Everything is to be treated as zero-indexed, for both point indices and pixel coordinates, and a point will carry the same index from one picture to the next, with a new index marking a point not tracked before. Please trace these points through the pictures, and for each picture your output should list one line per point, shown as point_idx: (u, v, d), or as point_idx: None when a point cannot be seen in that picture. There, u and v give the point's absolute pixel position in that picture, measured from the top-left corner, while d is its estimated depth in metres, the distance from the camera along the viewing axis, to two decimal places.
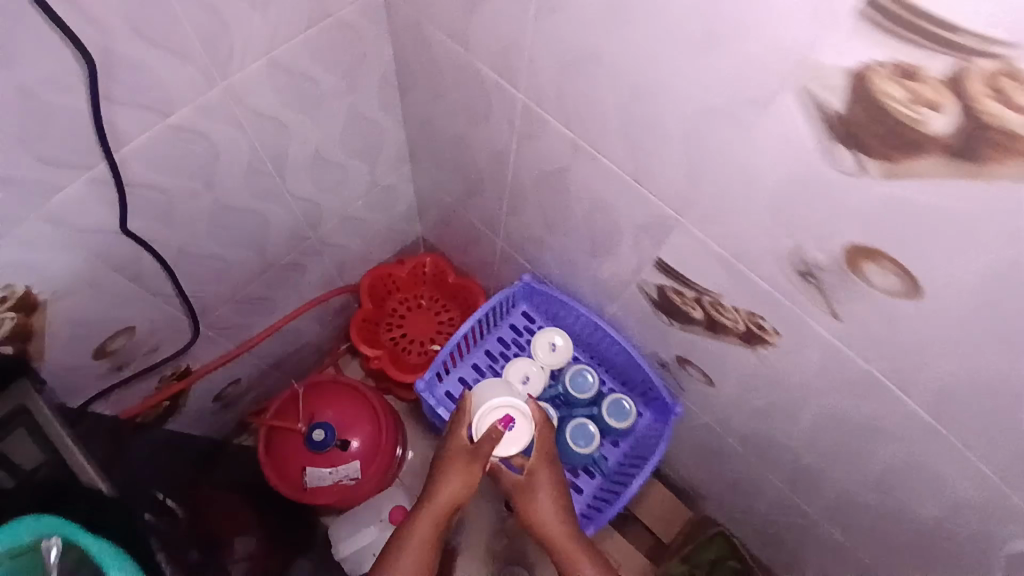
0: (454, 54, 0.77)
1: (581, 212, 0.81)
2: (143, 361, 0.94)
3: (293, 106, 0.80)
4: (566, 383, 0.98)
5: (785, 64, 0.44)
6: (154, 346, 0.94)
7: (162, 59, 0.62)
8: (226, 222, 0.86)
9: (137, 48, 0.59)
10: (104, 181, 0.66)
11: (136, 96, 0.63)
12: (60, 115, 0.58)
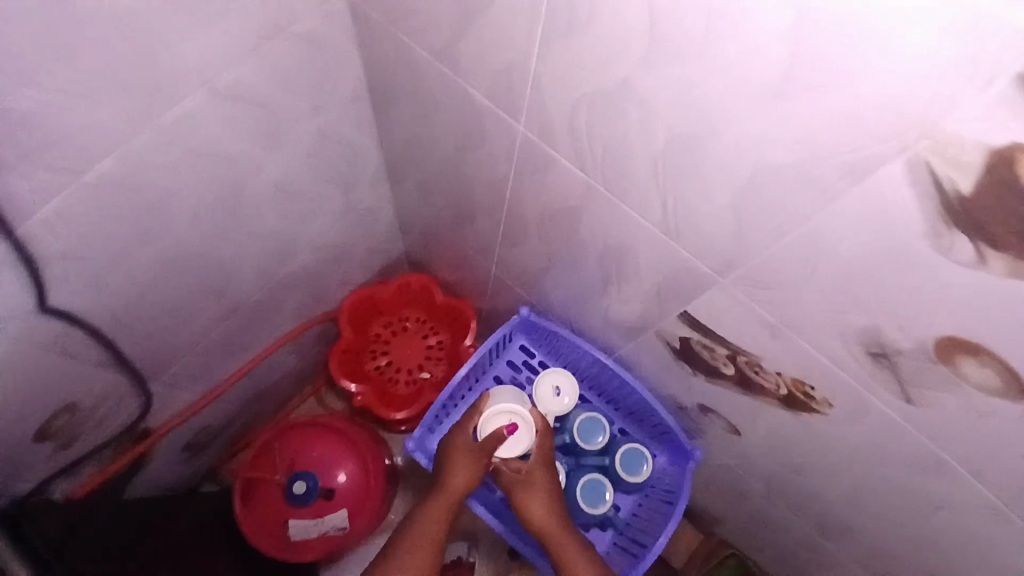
0: (439, 74, 0.64)
1: (592, 254, 0.70)
2: (92, 436, 0.85)
3: (248, 139, 0.67)
4: (573, 433, 0.89)
5: (894, 125, 0.34)
6: (104, 413, 0.84)
7: (68, 108, 0.49)
8: (175, 274, 0.74)
9: (32, 99, 0.47)
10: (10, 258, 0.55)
11: (35, 154, 0.50)
12: None
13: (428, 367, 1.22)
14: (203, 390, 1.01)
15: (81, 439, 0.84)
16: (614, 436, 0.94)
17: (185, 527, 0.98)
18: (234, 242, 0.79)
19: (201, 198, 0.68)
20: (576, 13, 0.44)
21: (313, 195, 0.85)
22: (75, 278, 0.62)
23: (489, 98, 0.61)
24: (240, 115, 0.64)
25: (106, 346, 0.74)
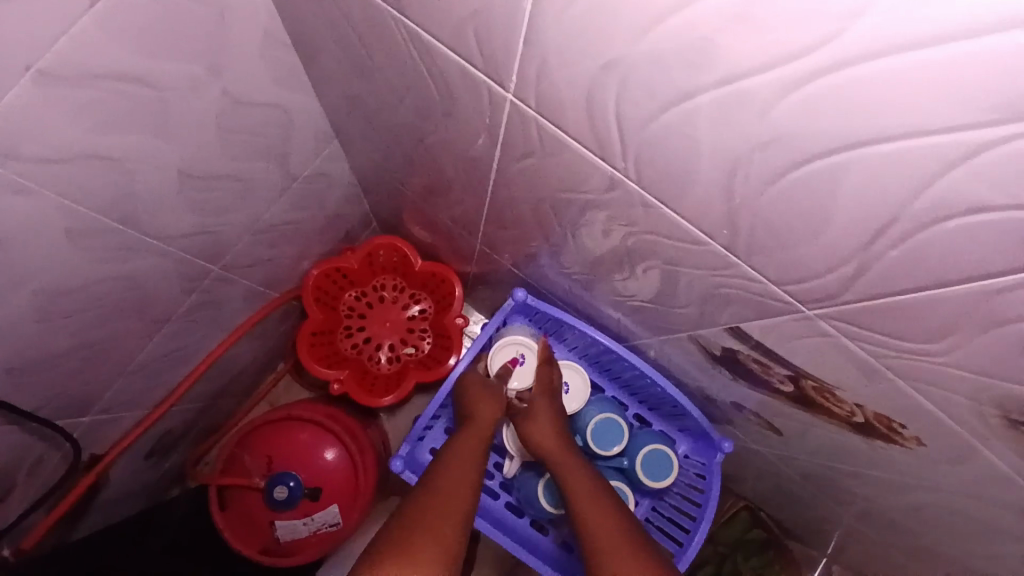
0: (377, 18, 0.45)
1: (612, 250, 0.54)
2: (29, 484, 0.72)
3: (117, 127, 0.49)
4: (587, 437, 0.77)
5: None
6: (37, 460, 0.71)
7: None
8: (69, 308, 0.59)
9: None
10: None
11: None
12: None
13: (412, 341, 1.07)
14: (156, 400, 0.87)
15: (20, 491, 0.71)
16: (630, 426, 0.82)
17: (164, 546, 0.87)
18: (140, 250, 0.62)
19: (68, 212, 0.51)
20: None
21: (237, 176, 0.66)
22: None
23: (456, 54, 0.41)
24: (91, 99, 0.45)
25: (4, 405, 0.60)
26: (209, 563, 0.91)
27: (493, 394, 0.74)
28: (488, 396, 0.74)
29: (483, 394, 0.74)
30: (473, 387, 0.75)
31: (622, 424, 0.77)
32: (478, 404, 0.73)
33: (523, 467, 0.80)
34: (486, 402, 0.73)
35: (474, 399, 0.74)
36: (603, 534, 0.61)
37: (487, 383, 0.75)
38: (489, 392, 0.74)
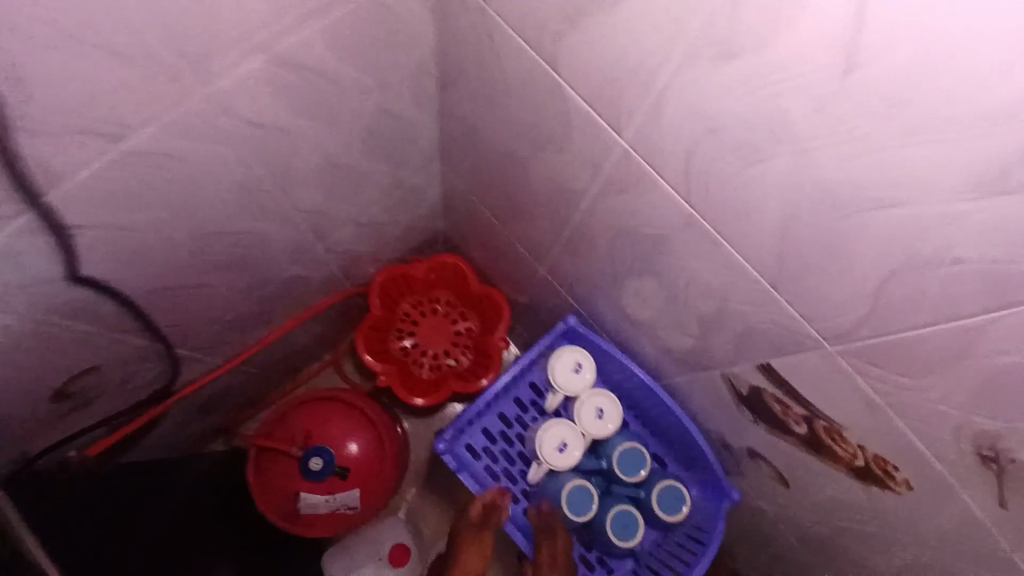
0: (526, 70, 0.59)
1: (670, 284, 0.64)
2: (114, 396, 0.82)
3: (303, 108, 0.62)
4: (613, 460, 0.83)
5: None
6: (127, 377, 0.81)
7: (109, 69, 0.45)
8: (210, 249, 0.70)
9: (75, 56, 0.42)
10: (38, 228, 0.52)
11: (66, 115, 0.45)
12: None
13: (455, 354, 1.16)
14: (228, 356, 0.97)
15: (103, 401, 0.81)
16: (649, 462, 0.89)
17: (200, 484, 0.95)
18: (275, 215, 0.74)
19: (246, 169, 0.64)
20: (732, 36, 0.38)
21: (362, 170, 0.79)
22: (103, 249, 0.59)
23: (586, 103, 0.54)
24: (294, 84, 0.59)
25: (135, 318, 0.71)
26: (231, 514, 0.97)
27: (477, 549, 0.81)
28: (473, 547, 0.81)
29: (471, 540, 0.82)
30: (471, 537, 0.82)
31: (645, 456, 0.83)
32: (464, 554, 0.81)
33: (547, 477, 0.84)
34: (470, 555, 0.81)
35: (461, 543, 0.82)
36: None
37: (477, 527, 0.83)
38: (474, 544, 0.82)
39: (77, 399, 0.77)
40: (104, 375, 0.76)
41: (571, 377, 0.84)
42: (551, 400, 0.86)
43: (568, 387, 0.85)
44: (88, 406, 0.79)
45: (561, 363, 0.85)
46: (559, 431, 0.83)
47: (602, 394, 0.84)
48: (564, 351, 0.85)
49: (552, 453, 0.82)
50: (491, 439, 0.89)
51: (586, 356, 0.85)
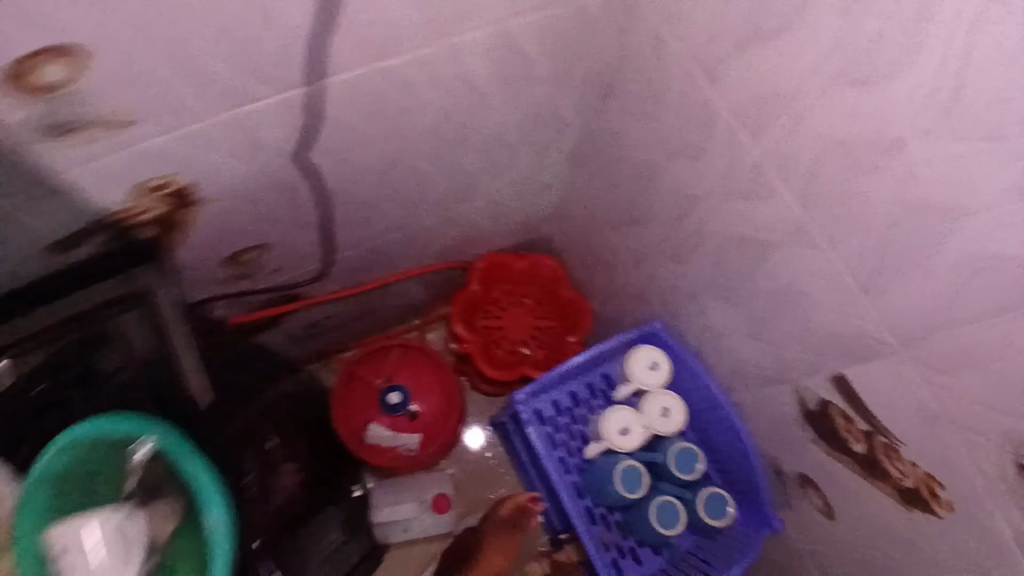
0: (694, 87, 0.67)
1: (764, 295, 0.72)
2: (263, 280, 0.92)
3: (504, 84, 0.74)
4: (669, 457, 0.88)
5: None
6: (277, 268, 0.92)
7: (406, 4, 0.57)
8: (383, 178, 0.83)
9: None
10: (296, 105, 0.63)
11: (365, 27, 0.57)
12: (287, 27, 0.54)
13: (530, 344, 1.25)
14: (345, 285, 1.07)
15: (252, 283, 0.91)
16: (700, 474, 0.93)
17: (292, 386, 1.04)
18: (436, 167, 0.86)
19: (440, 117, 0.76)
20: (920, 60, 0.45)
21: (511, 152, 0.88)
22: (326, 142, 0.71)
23: (747, 115, 0.62)
24: (504, 59, 0.70)
25: (316, 209, 0.82)
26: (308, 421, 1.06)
27: (507, 528, 1.08)
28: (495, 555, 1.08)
29: (497, 530, 1.09)
30: None
31: (699, 461, 0.88)
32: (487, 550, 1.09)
33: (602, 455, 0.92)
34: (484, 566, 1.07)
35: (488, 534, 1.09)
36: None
37: (505, 525, 1.09)
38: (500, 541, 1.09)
39: (239, 270, 0.87)
40: (267, 255, 0.87)
41: (645, 373, 0.91)
42: (621, 390, 0.94)
43: (641, 382, 0.91)
44: (241, 281, 0.89)
45: (639, 360, 0.91)
46: (623, 417, 0.90)
47: (670, 397, 0.90)
48: (644, 350, 0.91)
49: (614, 434, 0.90)
50: (558, 411, 0.97)
51: (664, 359, 0.91)
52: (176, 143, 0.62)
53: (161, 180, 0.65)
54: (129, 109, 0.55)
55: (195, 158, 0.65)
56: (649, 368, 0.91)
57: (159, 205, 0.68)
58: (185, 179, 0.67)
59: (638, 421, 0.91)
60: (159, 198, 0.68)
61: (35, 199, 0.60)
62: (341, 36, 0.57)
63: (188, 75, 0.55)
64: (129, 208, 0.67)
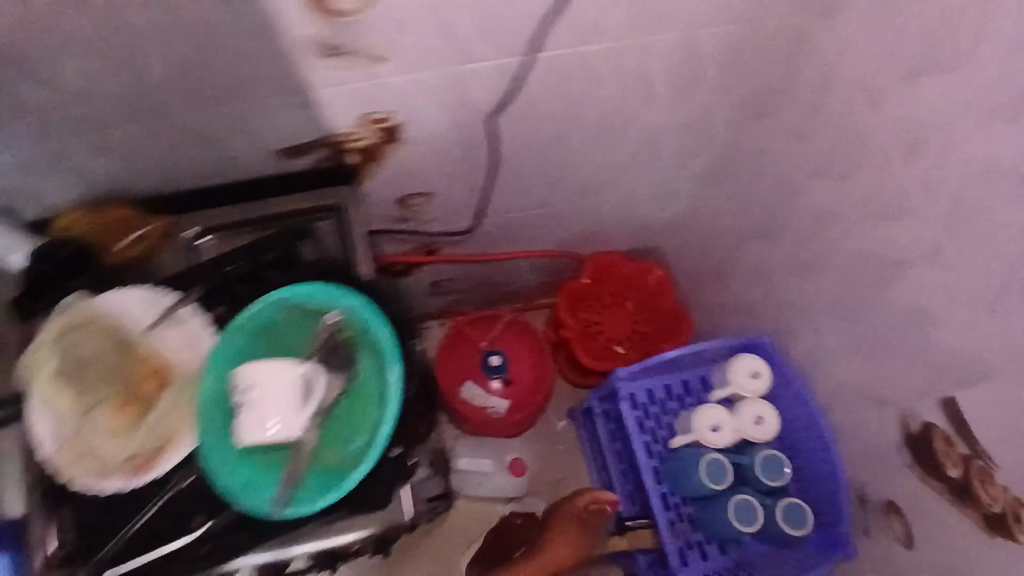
0: (855, 115, 0.72)
1: (886, 314, 0.76)
2: (420, 227, 1.06)
3: (676, 91, 0.82)
4: (756, 460, 0.93)
5: None
6: (431, 219, 1.05)
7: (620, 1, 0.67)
8: (545, 155, 0.94)
9: None
10: (507, 73, 0.75)
11: (585, 15, 0.68)
12: (523, 5, 0.65)
13: (624, 345, 1.30)
14: (475, 250, 1.18)
15: (409, 227, 1.05)
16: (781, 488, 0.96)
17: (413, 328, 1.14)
18: (592, 155, 0.95)
19: (610, 109, 0.85)
20: None
21: (659, 155, 0.96)
22: (510, 109, 0.82)
23: (902, 142, 0.67)
24: (683, 65, 0.77)
25: (487, 171, 0.94)
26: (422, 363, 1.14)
27: (580, 527, 1.05)
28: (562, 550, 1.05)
29: (569, 527, 1.05)
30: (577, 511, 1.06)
31: (786, 470, 0.92)
32: (557, 541, 1.05)
33: (687, 446, 0.97)
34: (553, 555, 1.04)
35: (561, 526, 1.06)
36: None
37: (579, 522, 1.05)
38: (573, 536, 1.05)
39: (405, 213, 1.01)
40: (433, 204, 1.00)
41: (746, 380, 0.94)
42: (717, 391, 0.98)
43: (739, 388, 0.95)
44: (403, 224, 1.03)
45: (742, 366, 0.95)
46: (715, 415, 0.95)
47: (765, 408, 0.94)
48: (748, 357, 0.95)
49: (705, 429, 0.95)
50: (652, 399, 1.02)
51: (766, 370, 0.94)
52: (407, 86, 0.75)
53: (385, 116, 0.79)
54: (386, 49, 0.68)
55: (413, 102, 0.78)
56: (750, 376, 0.94)
57: (374, 136, 0.82)
58: (399, 120, 0.80)
59: (728, 424, 0.95)
60: (376, 130, 0.81)
61: (282, 112, 0.74)
62: (555, 19, 0.67)
63: (427, 29, 0.67)
64: (350, 132, 0.80)
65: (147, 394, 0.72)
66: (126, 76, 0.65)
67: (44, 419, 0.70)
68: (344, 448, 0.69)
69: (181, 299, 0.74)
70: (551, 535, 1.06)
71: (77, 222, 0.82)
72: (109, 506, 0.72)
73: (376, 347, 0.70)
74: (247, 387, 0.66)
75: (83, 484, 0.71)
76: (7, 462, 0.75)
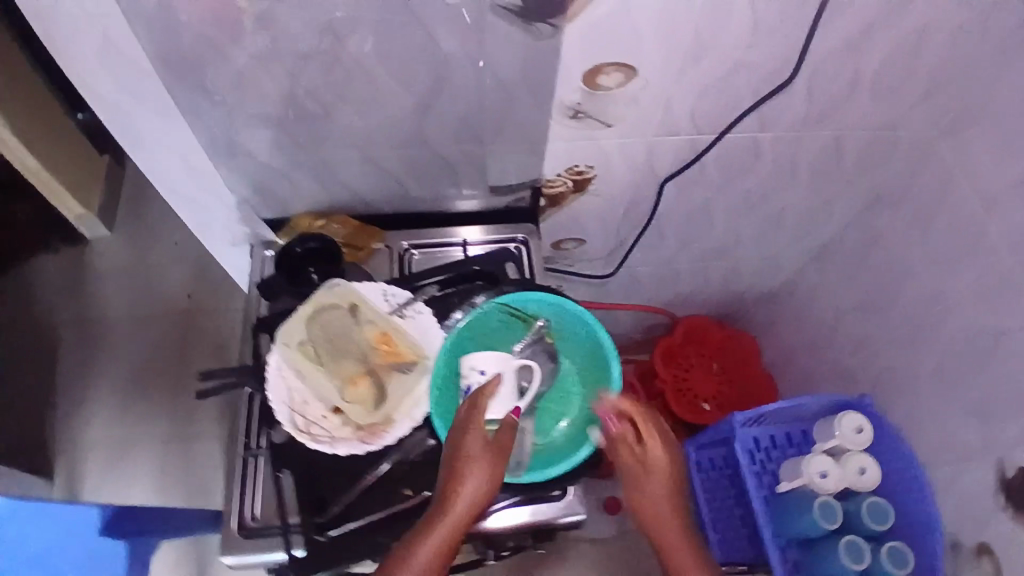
0: (970, 206, 0.91)
1: (991, 373, 0.89)
2: (562, 266, 1.22)
3: (812, 175, 1.02)
4: (861, 505, 1.01)
5: None
6: (570, 264, 1.22)
7: (797, 99, 0.86)
8: (692, 219, 1.12)
9: (801, 88, 0.85)
10: (695, 146, 0.93)
11: (768, 108, 0.87)
12: (726, 93, 0.84)
13: (710, 403, 1.45)
14: (588, 297, 1.33)
15: (549, 265, 1.21)
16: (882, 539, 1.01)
17: None
18: (727, 222, 1.13)
19: (756, 185, 1.04)
20: None
21: (782, 228, 1.16)
22: (680, 176, 1.00)
23: (1008, 231, 0.85)
24: (825, 155, 0.98)
25: (642, 227, 1.12)
26: None
27: (493, 453, 0.73)
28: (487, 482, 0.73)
29: (484, 453, 0.73)
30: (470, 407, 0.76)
31: (890, 516, 0.99)
32: (475, 472, 0.71)
33: (793, 490, 1.07)
34: (476, 489, 0.71)
35: (472, 459, 0.72)
36: (672, 539, 0.79)
37: (493, 447, 0.74)
38: (490, 460, 0.73)
39: (554, 253, 1.17)
40: (581, 250, 1.17)
41: (851, 433, 1.04)
42: (822, 442, 1.08)
43: (844, 440, 1.04)
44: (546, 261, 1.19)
45: (847, 421, 1.04)
46: (822, 462, 1.03)
47: (867, 460, 1.02)
48: (850, 413, 1.04)
49: (813, 475, 1.03)
50: (760, 445, 1.13)
51: (868, 425, 1.03)
52: (613, 146, 0.92)
53: (584, 169, 0.96)
54: (614, 117, 0.86)
55: (610, 159, 0.95)
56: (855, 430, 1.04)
57: (564, 184, 0.99)
58: (592, 174, 0.97)
59: (834, 471, 1.03)
60: (567, 179, 0.98)
61: (508, 153, 0.90)
62: (749, 105, 0.86)
63: (653, 102, 0.84)
64: (551, 180, 0.98)
65: (377, 370, 0.82)
66: (408, 108, 0.80)
67: (294, 379, 0.81)
68: (551, 431, 0.81)
69: (413, 296, 0.86)
70: (455, 482, 0.71)
71: (310, 224, 0.95)
72: (314, 468, 0.78)
73: (582, 354, 0.83)
74: (479, 372, 0.77)
75: (320, 442, 0.77)
76: (235, 421, 0.85)
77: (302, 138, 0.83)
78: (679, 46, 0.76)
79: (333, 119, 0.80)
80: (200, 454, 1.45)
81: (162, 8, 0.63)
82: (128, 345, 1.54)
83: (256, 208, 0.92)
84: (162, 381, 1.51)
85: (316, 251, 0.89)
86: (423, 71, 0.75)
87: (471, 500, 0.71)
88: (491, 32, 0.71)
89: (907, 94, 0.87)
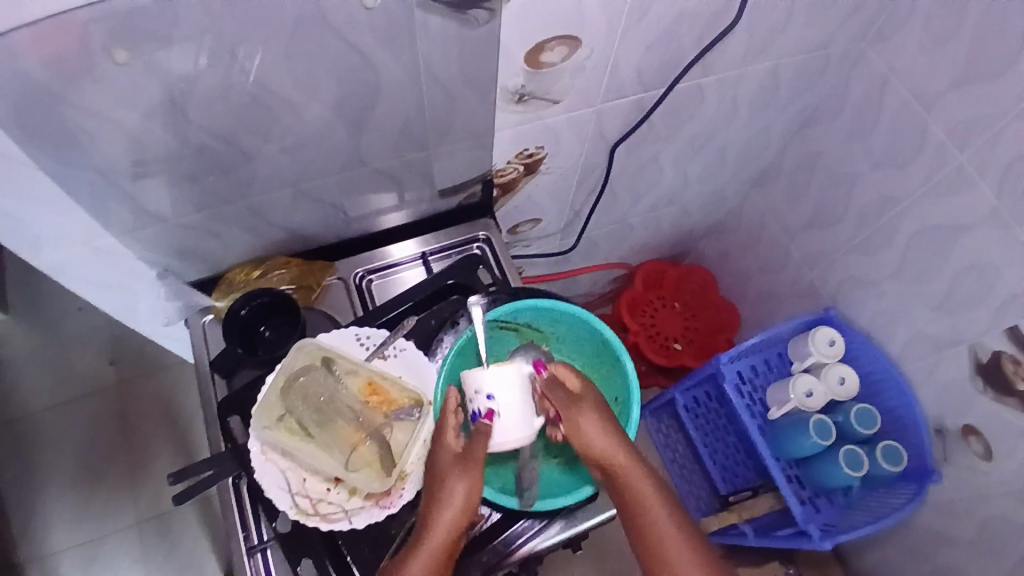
0: (906, 113, 0.93)
1: (948, 268, 0.94)
2: (520, 249, 1.17)
3: (752, 108, 1.02)
4: (850, 415, 1.08)
5: None
6: (527, 244, 1.17)
7: (737, 39, 0.83)
8: (643, 175, 1.09)
9: (742, 27, 0.82)
10: (643, 105, 0.89)
11: (713, 53, 0.84)
12: (670, 45, 0.79)
13: (681, 341, 1.46)
14: (549, 270, 1.29)
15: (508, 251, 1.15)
16: (873, 440, 1.10)
17: None
18: (675, 170, 1.11)
19: (703, 128, 1.02)
20: None
21: (726, 164, 1.16)
22: (631, 138, 0.96)
23: (945, 134, 0.89)
24: (763, 87, 0.97)
25: (596, 195, 1.08)
26: None
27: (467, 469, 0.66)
28: (462, 505, 0.64)
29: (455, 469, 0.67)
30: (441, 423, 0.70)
31: (875, 419, 1.07)
32: (449, 493, 0.65)
33: (785, 416, 1.12)
34: (450, 513, 0.64)
35: (445, 479, 0.66)
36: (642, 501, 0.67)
37: (461, 459, 0.66)
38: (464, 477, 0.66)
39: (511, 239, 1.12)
40: (536, 229, 1.12)
41: (825, 347, 1.09)
42: (799, 362, 1.14)
43: (821, 355, 1.09)
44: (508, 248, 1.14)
45: (819, 337, 1.10)
46: (806, 381, 1.09)
47: (844, 370, 1.09)
48: (820, 331, 1.10)
49: (801, 395, 1.09)
50: (745, 375, 1.17)
51: (837, 337, 1.10)
52: (562, 123, 0.86)
53: (534, 150, 0.89)
54: (562, 93, 0.80)
55: (560, 136, 0.89)
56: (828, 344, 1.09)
57: (516, 170, 0.92)
58: (543, 154, 0.91)
59: (817, 385, 1.09)
60: (517, 164, 0.91)
61: (456, 153, 0.81)
62: (695, 56, 0.83)
63: (597, 72, 0.79)
64: (501, 169, 0.91)
65: (371, 424, 0.74)
66: (340, 129, 0.69)
67: (280, 462, 0.72)
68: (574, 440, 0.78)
69: (392, 332, 0.78)
70: (428, 512, 0.64)
71: (247, 275, 0.83)
72: (336, 550, 0.70)
73: (590, 345, 0.80)
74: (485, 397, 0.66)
75: (335, 521, 0.70)
76: (225, 519, 0.75)
77: (221, 184, 0.70)
78: (622, 8, 0.70)
79: (255, 155, 0.69)
80: (178, 529, 1.31)
81: (24, 80, 0.52)
82: (57, 435, 1.36)
83: (181, 272, 0.79)
84: (110, 463, 1.34)
85: (264, 306, 0.78)
86: (354, 82, 0.65)
87: (446, 528, 0.63)
88: (423, 27, 0.62)
89: (834, 18, 0.87)
